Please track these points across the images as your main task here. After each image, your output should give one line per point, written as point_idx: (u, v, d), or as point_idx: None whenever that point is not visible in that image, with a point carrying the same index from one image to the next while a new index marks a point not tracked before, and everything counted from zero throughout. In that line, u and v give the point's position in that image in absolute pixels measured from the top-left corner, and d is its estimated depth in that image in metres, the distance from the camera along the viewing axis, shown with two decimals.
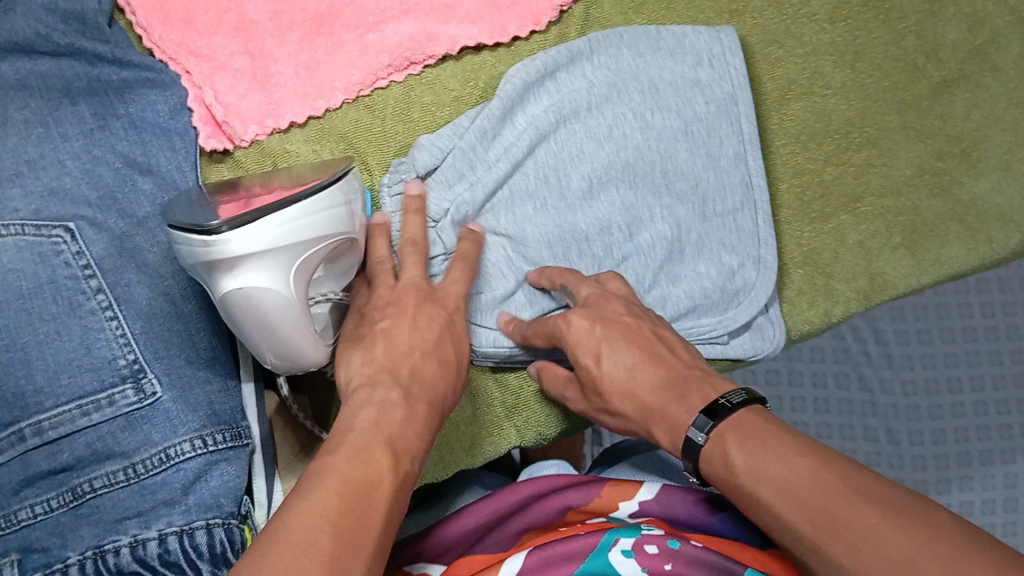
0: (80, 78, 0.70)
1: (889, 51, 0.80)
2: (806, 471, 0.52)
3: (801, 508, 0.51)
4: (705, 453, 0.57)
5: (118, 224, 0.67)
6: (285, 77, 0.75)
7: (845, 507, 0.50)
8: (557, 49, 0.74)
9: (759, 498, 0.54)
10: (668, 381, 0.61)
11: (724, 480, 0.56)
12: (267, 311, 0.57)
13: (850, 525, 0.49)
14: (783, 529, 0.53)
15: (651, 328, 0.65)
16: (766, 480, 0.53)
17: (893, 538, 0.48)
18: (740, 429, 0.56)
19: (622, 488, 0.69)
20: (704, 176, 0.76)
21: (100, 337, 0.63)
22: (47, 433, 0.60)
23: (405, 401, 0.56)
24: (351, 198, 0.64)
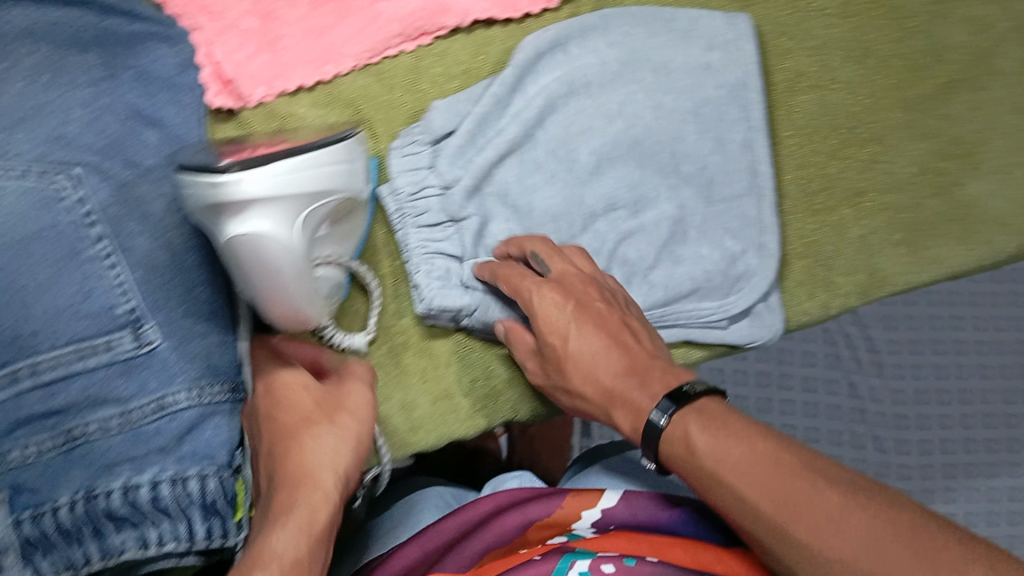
0: (89, 29, 0.69)
1: (897, 49, 0.81)
2: (762, 451, 0.56)
3: (752, 483, 0.55)
4: (667, 435, 0.59)
5: (122, 172, 0.67)
6: (292, 41, 0.76)
7: (796, 488, 0.54)
8: (569, 22, 0.75)
9: (721, 482, 0.56)
10: (630, 368, 0.63)
11: (683, 464, 0.58)
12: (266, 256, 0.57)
13: (795, 496, 0.54)
14: (740, 512, 0.56)
15: (622, 318, 0.66)
16: (728, 464, 0.56)
17: (828, 498, 0.53)
18: (702, 415, 0.58)
19: (584, 496, 0.68)
20: (711, 159, 0.76)
21: (99, 284, 0.62)
22: (42, 374, 0.59)
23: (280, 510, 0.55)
24: (357, 157, 0.65)
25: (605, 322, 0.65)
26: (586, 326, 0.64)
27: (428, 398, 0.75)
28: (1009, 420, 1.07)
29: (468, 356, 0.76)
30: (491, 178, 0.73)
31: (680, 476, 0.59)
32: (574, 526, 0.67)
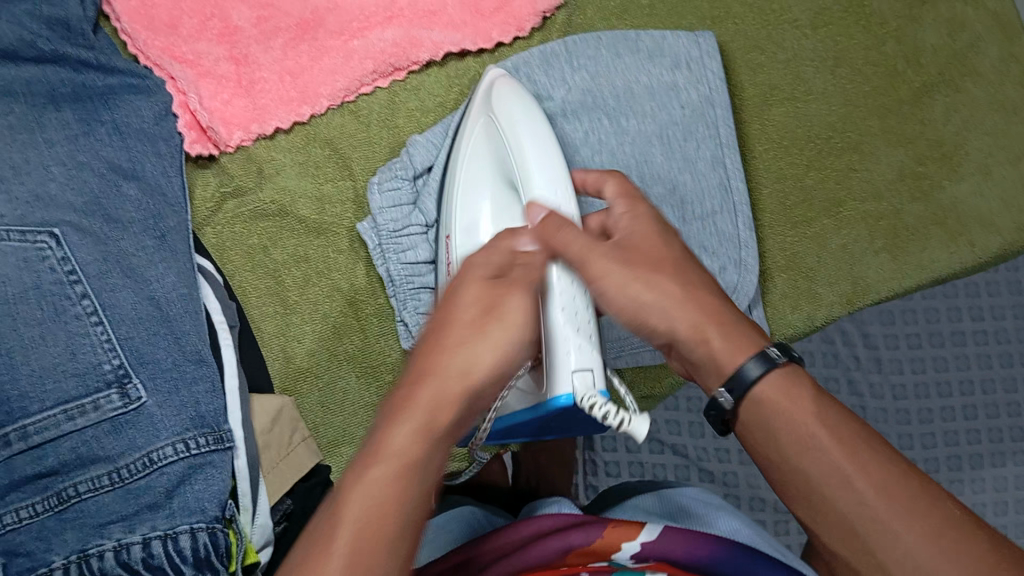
0: (65, 84, 0.70)
1: (869, 56, 0.82)
2: (880, 443, 0.47)
3: (862, 458, 0.46)
4: (773, 381, 0.50)
5: (103, 229, 0.67)
6: (269, 83, 0.76)
7: (917, 494, 0.45)
8: (528, 53, 0.77)
9: (819, 448, 0.47)
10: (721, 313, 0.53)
11: (779, 416, 0.49)
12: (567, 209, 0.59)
13: (909, 491, 0.45)
14: (834, 483, 0.46)
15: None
16: (843, 431, 0.47)
17: (946, 508, 0.45)
18: (811, 381, 0.50)
19: (626, 526, 0.55)
20: (681, 180, 0.76)
21: (85, 342, 0.63)
22: (32, 437, 0.61)
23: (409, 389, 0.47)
24: (509, 110, 0.66)
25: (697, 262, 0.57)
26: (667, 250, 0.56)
27: None
28: (1011, 409, 1.07)
29: None
30: None
31: (775, 439, 0.49)
32: (615, 556, 0.55)
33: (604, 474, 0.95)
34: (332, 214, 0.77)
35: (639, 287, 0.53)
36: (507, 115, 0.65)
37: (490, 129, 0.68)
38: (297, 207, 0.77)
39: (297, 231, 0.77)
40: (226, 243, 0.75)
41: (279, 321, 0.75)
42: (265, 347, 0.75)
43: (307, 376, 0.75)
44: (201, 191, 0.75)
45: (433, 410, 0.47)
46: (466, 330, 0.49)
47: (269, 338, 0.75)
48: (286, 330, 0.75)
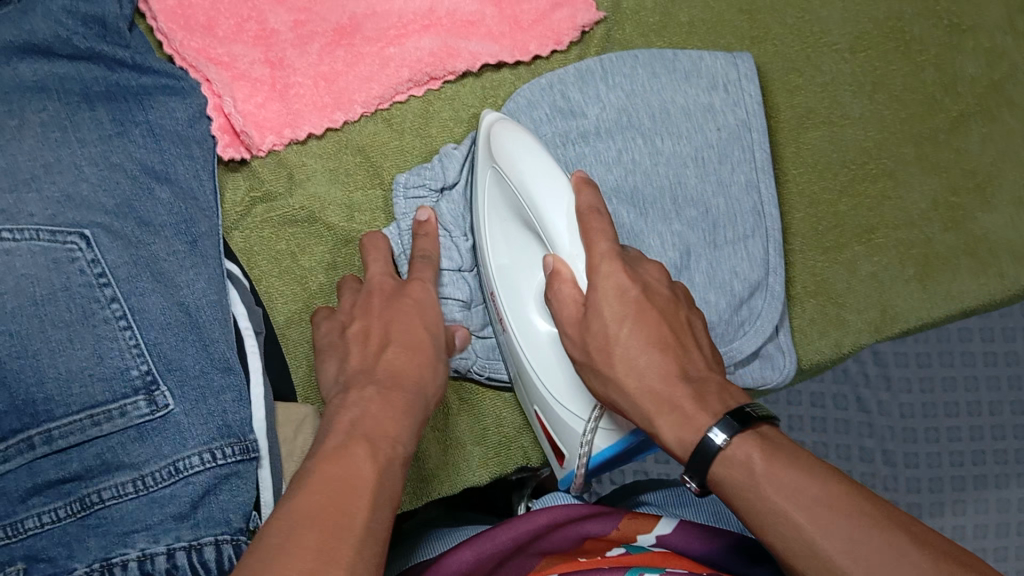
0: (98, 82, 0.69)
1: (908, 82, 0.82)
2: (841, 495, 0.49)
3: (820, 521, 0.48)
4: (723, 458, 0.53)
5: (134, 232, 0.67)
6: (303, 87, 0.75)
7: (882, 550, 0.47)
8: (563, 70, 0.77)
9: (784, 522, 0.49)
10: (671, 386, 0.56)
11: (741, 492, 0.52)
12: (575, 265, 0.61)
13: (872, 542, 0.47)
14: (803, 554, 0.49)
15: (686, 315, 0.61)
16: (799, 497, 0.49)
17: (915, 561, 0.46)
18: (764, 441, 0.52)
19: (640, 521, 0.66)
20: (714, 203, 0.75)
21: (112, 346, 0.63)
22: (56, 441, 0.60)
23: (379, 396, 0.59)
24: (506, 144, 0.67)
25: (656, 316, 0.59)
26: (622, 326, 0.58)
27: (438, 445, 0.76)
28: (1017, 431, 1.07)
29: (485, 407, 0.78)
30: None
31: (741, 510, 0.52)
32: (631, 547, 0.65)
33: (609, 482, 0.99)
34: (361, 222, 0.77)
35: (607, 363, 0.59)
36: (516, 162, 0.65)
37: (502, 181, 0.67)
38: (326, 214, 0.76)
39: (325, 238, 0.76)
40: (254, 247, 0.75)
41: (302, 329, 0.75)
42: (287, 353, 0.75)
43: None
44: (231, 195, 0.75)
45: (402, 408, 0.59)
46: (398, 360, 0.62)
47: (294, 344, 0.75)
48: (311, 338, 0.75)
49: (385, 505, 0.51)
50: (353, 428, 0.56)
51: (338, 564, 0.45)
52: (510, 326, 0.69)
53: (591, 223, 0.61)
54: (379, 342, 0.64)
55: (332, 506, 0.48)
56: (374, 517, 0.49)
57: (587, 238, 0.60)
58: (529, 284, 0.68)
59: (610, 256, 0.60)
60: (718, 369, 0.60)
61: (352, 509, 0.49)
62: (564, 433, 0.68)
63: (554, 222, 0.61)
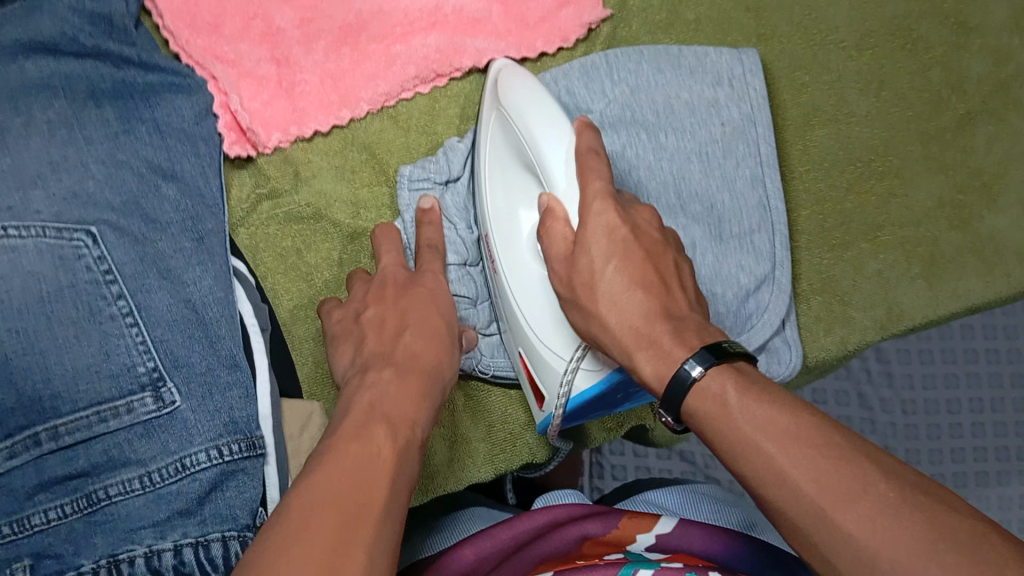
0: (106, 80, 0.69)
1: (915, 81, 0.82)
2: (813, 429, 0.46)
3: (789, 451, 0.46)
4: (699, 391, 0.51)
5: (141, 228, 0.67)
6: (310, 84, 0.75)
7: (850, 479, 0.43)
8: (568, 65, 0.77)
9: (756, 451, 0.47)
10: (651, 324, 0.55)
11: (716, 426, 0.49)
12: (568, 203, 0.60)
13: (839, 474, 0.44)
14: (770, 481, 0.46)
15: (674, 258, 0.60)
16: (769, 428, 0.47)
17: (882, 491, 0.43)
18: (741, 376, 0.50)
19: (640, 519, 0.66)
20: (719, 199, 0.75)
21: (119, 343, 0.63)
22: (63, 438, 0.60)
23: (396, 376, 0.61)
24: (511, 85, 0.67)
25: (642, 256, 0.58)
26: (609, 263, 0.58)
27: (444, 442, 0.76)
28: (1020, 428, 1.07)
29: (490, 404, 0.78)
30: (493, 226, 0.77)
31: (714, 447, 0.50)
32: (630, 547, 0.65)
33: (611, 479, 1.00)
34: (367, 219, 0.77)
35: (594, 299, 0.58)
36: (519, 100, 0.65)
37: (505, 119, 0.67)
38: (332, 211, 0.76)
39: (331, 235, 0.76)
40: (260, 244, 0.75)
41: (309, 325, 0.75)
42: (293, 349, 0.75)
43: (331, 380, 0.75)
44: (237, 191, 0.75)
45: (417, 392, 0.60)
46: (417, 343, 0.65)
47: (300, 340, 0.75)
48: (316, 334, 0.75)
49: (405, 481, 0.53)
50: (373, 408, 0.57)
51: (359, 539, 0.46)
52: (501, 264, 0.68)
53: (586, 163, 0.60)
54: (395, 324, 0.66)
55: (354, 484, 0.49)
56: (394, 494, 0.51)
57: (582, 177, 0.60)
58: (525, 221, 0.68)
59: (604, 195, 0.59)
60: (702, 313, 0.59)
61: (372, 488, 0.49)
62: (548, 373, 0.67)
63: (550, 157, 0.61)
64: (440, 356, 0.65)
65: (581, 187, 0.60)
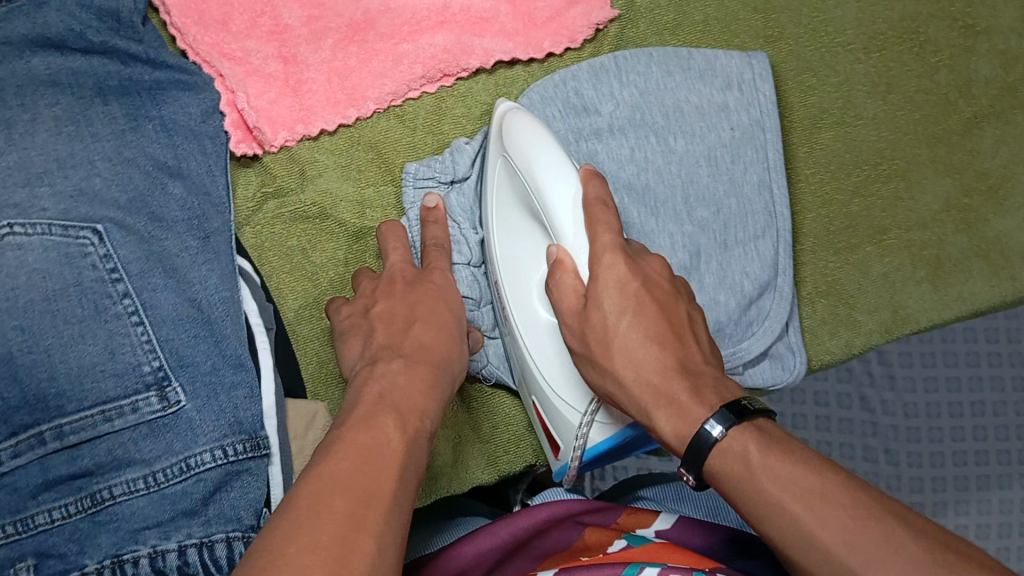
0: (112, 77, 0.69)
1: (922, 84, 0.81)
2: (835, 487, 0.49)
3: (817, 514, 0.49)
4: (720, 450, 0.53)
5: (147, 227, 0.66)
6: (316, 84, 0.74)
7: (879, 540, 0.47)
8: (577, 66, 0.77)
9: (784, 513, 0.50)
10: (667, 379, 0.56)
11: (739, 485, 0.52)
12: (578, 255, 0.61)
13: (869, 537, 0.48)
14: (802, 546, 0.49)
15: (686, 309, 0.60)
16: (796, 489, 0.50)
17: (911, 552, 0.47)
18: (761, 434, 0.52)
19: (642, 514, 0.66)
20: (726, 203, 0.75)
21: (125, 342, 0.62)
22: (68, 437, 0.60)
23: (405, 368, 0.62)
24: (515, 130, 0.67)
25: (656, 309, 0.59)
26: (623, 319, 0.58)
27: (450, 443, 0.76)
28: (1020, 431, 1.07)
29: (495, 405, 0.78)
30: None
31: (736, 503, 0.52)
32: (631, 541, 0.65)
33: (612, 478, 1.00)
34: (373, 219, 0.77)
35: (607, 354, 0.59)
36: (522, 147, 0.64)
37: (509, 166, 0.67)
38: (337, 211, 0.76)
39: (337, 235, 0.76)
40: (265, 243, 0.75)
41: (314, 325, 0.75)
42: (297, 349, 0.74)
43: (336, 379, 0.75)
44: (243, 190, 0.75)
45: (427, 381, 0.62)
46: (426, 336, 0.65)
47: (304, 339, 0.75)
48: (321, 335, 0.75)
49: (412, 473, 0.54)
50: (382, 399, 0.58)
51: (369, 528, 0.47)
52: (512, 317, 0.68)
53: (595, 214, 0.60)
54: (404, 318, 0.66)
55: (364, 472, 0.51)
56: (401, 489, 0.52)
57: (591, 229, 0.60)
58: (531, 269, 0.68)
59: (614, 248, 0.59)
60: (717, 364, 0.60)
61: (381, 478, 0.51)
62: (560, 422, 0.67)
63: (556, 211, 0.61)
64: (449, 350, 0.66)
65: (591, 239, 0.60)
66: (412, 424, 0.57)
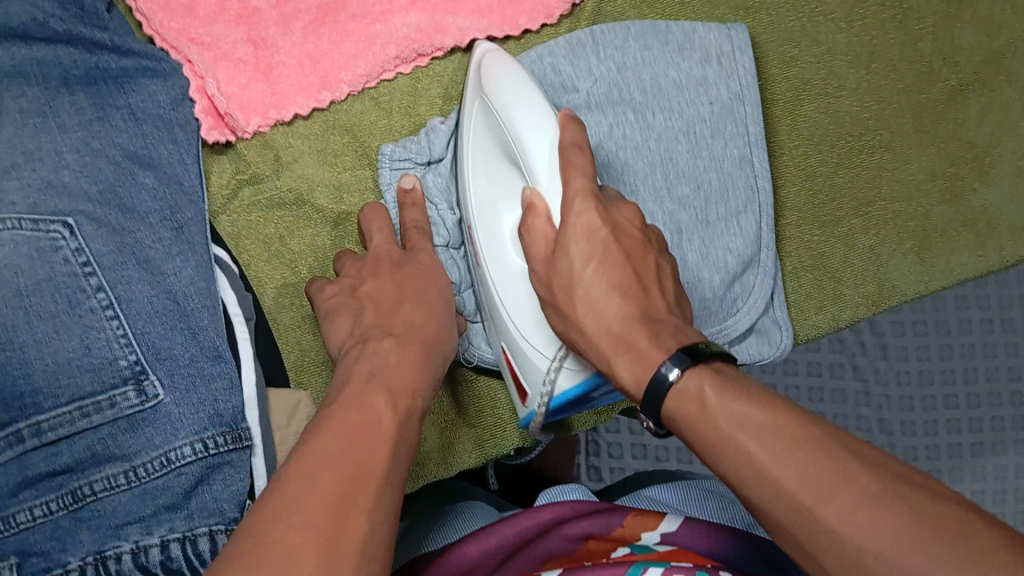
0: (78, 66, 0.67)
1: (906, 52, 0.80)
2: (787, 420, 0.46)
3: (768, 447, 0.45)
4: (676, 392, 0.51)
5: (119, 219, 0.65)
6: (288, 67, 0.73)
7: (829, 472, 0.43)
8: (555, 42, 0.75)
9: (739, 448, 0.46)
10: (628, 326, 0.55)
11: (695, 425, 0.49)
12: (551, 199, 0.59)
13: (821, 468, 0.43)
14: (756, 484, 0.46)
15: (655, 257, 0.59)
16: (747, 424, 0.46)
17: (863, 483, 0.42)
18: (719, 374, 0.50)
19: (644, 517, 0.66)
20: (707, 178, 0.74)
21: (100, 336, 0.62)
22: (46, 434, 0.59)
23: (396, 347, 0.61)
24: (494, 68, 0.65)
25: (622, 256, 0.57)
26: (588, 265, 0.57)
27: (434, 428, 0.76)
28: (1015, 398, 1.07)
29: (479, 391, 0.78)
30: None
31: (696, 446, 0.50)
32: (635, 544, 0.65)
33: (608, 455, 1.00)
34: (351, 203, 0.75)
35: (572, 297, 0.58)
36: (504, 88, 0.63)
37: (488, 111, 0.65)
38: (314, 196, 0.75)
39: (314, 221, 0.75)
40: (241, 230, 0.74)
41: (295, 313, 0.74)
42: (279, 337, 0.74)
43: (320, 368, 0.74)
44: (217, 178, 0.74)
45: (418, 360, 0.61)
46: (416, 316, 0.64)
47: (285, 328, 0.74)
48: (300, 322, 0.74)
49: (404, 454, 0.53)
50: (373, 377, 0.58)
51: (359, 507, 0.47)
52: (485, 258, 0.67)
53: (569, 160, 0.59)
54: (393, 299, 0.66)
55: (354, 455, 0.50)
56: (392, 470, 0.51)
57: (564, 173, 0.59)
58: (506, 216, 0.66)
59: (585, 193, 0.58)
60: (680, 312, 0.58)
61: (371, 459, 0.50)
62: (533, 369, 0.66)
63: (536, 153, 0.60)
64: (438, 331, 0.65)
65: (564, 183, 0.59)
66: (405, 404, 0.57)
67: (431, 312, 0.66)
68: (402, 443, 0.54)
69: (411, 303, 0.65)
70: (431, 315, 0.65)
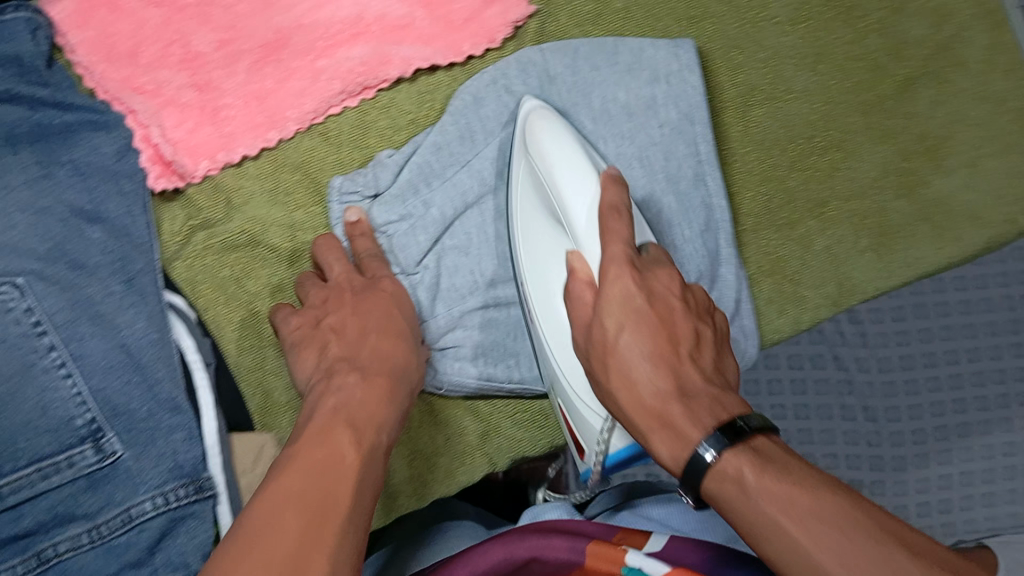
0: (24, 121, 0.67)
1: (852, 51, 0.80)
2: (827, 502, 0.48)
3: (813, 531, 0.47)
4: (713, 471, 0.52)
5: (68, 275, 0.65)
6: (235, 109, 0.72)
7: (869, 554, 0.46)
8: (505, 62, 0.75)
9: (779, 529, 0.48)
10: (667, 404, 0.56)
11: (736, 506, 0.51)
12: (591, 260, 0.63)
13: (859, 549, 0.46)
14: (795, 562, 0.48)
15: (692, 326, 0.61)
16: (792, 508, 0.48)
17: (901, 562, 0.46)
18: (758, 455, 0.51)
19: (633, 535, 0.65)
20: (664, 202, 0.75)
21: (56, 396, 0.61)
22: (8, 498, 0.59)
23: (363, 380, 0.61)
24: (538, 131, 0.69)
25: (658, 325, 0.59)
26: (625, 333, 0.59)
27: (404, 459, 0.75)
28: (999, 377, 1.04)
29: (449, 420, 0.77)
30: (441, 223, 0.74)
31: (735, 525, 0.51)
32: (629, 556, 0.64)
33: None
34: (305, 239, 0.75)
35: (619, 364, 0.59)
36: (552, 150, 0.67)
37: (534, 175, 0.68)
38: (267, 236, 0.74)
39: (269, 260, 0.74)
40: (198, 276, 0.73)
41: (255, 354, 0.74)
42: (242, 382, 0.73)
43: (284, 408, 0.74)
44: (169, 226, 0.73)
45: (385, 392, 0.61)
46: (384, 346, 0.65)
47: (248, 370, 0.73)
48: (263, 363, 0.74)
49: (370, 494, 0.53)
50: (338, 413, 0.57)
51: (323, 547, 0.47)
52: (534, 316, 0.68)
53: (608, 225, 0.62)
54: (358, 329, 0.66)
55: (316, 488, 0.50)
56: (356, 514, 0.50)
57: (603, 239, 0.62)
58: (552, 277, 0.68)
59: (620, 260, 0.60)
60: (719, 381, 0.59)
61: (338, 493, 0.50)
62: (586, 428, 0.66)
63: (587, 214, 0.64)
64: (401, 364, 0.65)
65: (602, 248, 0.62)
66: (369, 435, 0.57)
67: (390, 341, 0.66)
68: (369, 481, 0.54)
69: (365, 338, 0.65)
70: (390, 344, 0.65)
